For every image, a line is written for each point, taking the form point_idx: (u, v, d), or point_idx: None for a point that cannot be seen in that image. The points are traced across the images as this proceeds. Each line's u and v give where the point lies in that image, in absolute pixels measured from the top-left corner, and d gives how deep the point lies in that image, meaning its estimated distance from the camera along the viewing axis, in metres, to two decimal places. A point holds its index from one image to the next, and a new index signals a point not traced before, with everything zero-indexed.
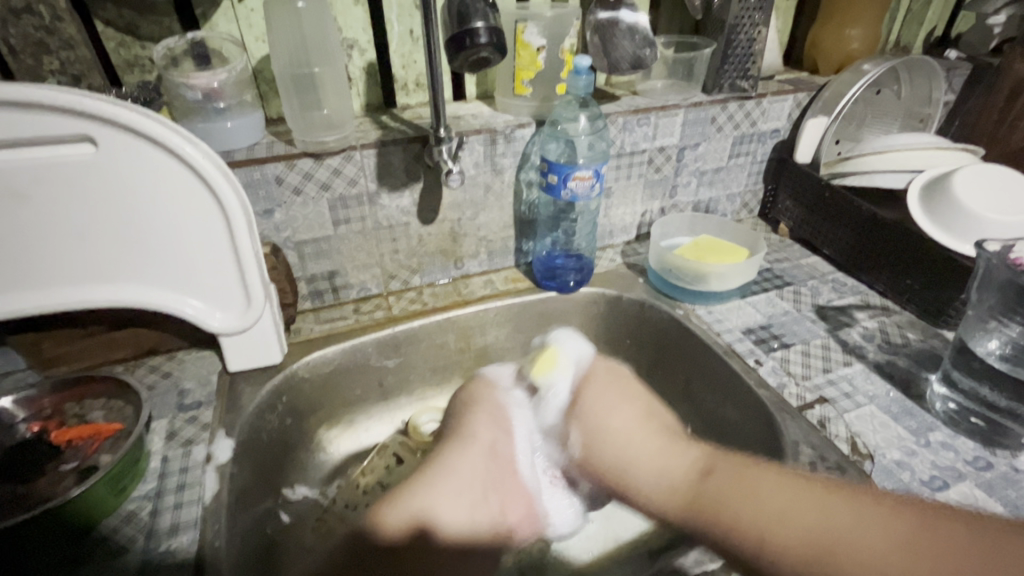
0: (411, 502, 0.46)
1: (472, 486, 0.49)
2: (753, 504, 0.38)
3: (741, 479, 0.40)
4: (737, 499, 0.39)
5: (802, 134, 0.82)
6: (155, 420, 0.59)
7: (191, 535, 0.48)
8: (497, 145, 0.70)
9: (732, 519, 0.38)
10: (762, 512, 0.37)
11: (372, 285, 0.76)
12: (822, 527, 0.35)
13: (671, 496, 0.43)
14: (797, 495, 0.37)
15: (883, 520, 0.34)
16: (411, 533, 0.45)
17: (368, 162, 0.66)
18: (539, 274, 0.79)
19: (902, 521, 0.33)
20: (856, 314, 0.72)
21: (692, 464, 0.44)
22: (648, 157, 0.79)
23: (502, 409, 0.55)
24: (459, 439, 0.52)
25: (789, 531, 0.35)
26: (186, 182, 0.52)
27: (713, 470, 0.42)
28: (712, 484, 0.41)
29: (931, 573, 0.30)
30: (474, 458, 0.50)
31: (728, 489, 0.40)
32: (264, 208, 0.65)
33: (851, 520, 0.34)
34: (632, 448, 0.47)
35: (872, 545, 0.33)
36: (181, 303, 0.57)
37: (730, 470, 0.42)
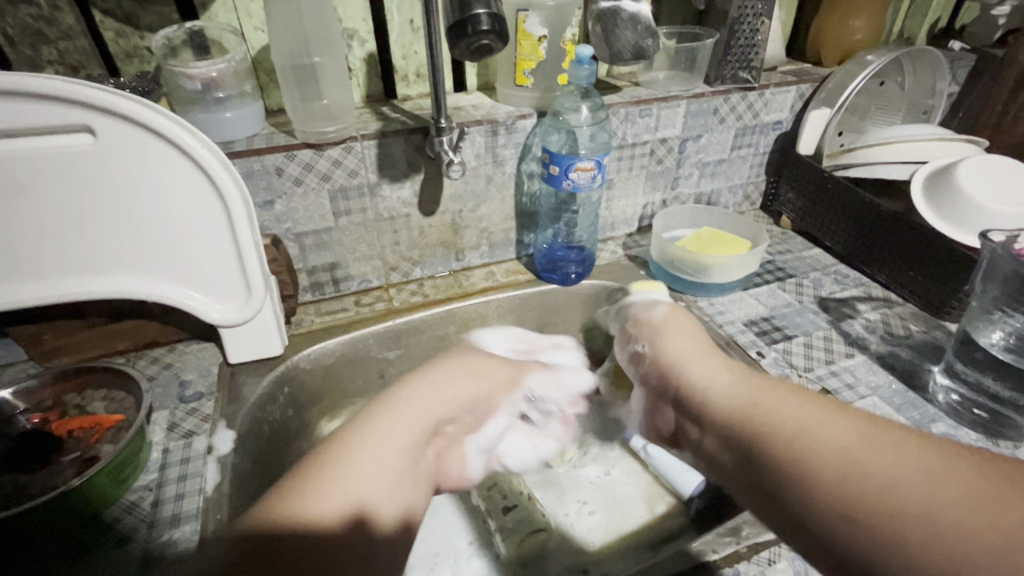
0: (342, 483, 0.41)
1: (409, 451, 0.47)
2: (785, 424, 0.37)
3: (785, 406, 0.39)
4: (772, 408, 0.39)
5: (806, 126, 0.81)
6: (157, 411, 0.59)
7: (193, 525, 0.48)
8: (498, 136, 0.69)
9: (771, 429, 0.37)
10: (796, 420, 0.37)
11: (373, 277, 0.75)
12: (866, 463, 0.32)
13: (717, 401, 0.43)
14: (836, 417, 0.36)
15: (938, 462, 0.31)
16: (346, 520, 0.39)
17: (368, 153, 0.65)
18: (540, 266, 0.79)
19: (934, 454, 0.31)
20: (858, 306, 0.72)
21: (733, 384, 0.44)
22: (650, 149, 0.78)
23: (465, 365, 0.58)
24: (389, 402, 0.50)
25: (822, 439, 0.34)
26: (186, 172, 0.52)
27: (756, 394, 0.41)
28: (758, 394, 0.41)
29: (947, 477, 0.30)
30: (420, 414, 0.50)
31: (765, 410, 0.39)
32: (265, 199, 0.64)
33: (881, 451, 0.32)
34: (690, 362, 0.49)
35: (910, 492, 0.30)
36: (181, 294, 0.57)
37: (779, 390, 0.41)
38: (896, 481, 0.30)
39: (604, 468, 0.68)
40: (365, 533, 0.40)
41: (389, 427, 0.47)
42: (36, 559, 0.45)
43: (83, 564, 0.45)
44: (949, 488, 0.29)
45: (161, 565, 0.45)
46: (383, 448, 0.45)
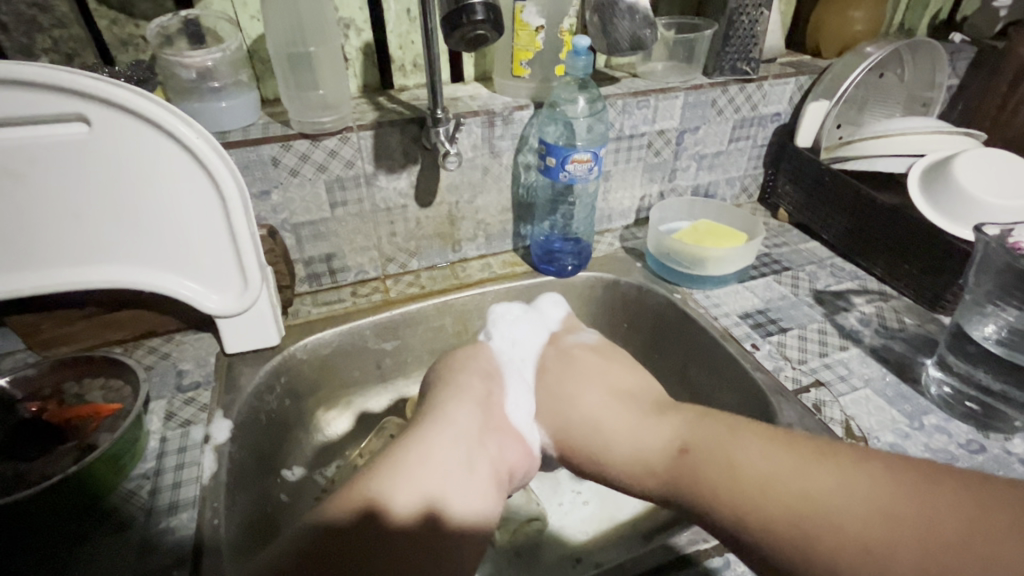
0: (372, 481, 0.43)
1: (451, 454, 0.45)
2: (736, 470, 0.39)
3: (713, 449, 0.41)
4: (721, 461, 0.40)
5: (803, 119, 0.82)
6: (154, 400, 0.59)
7: (190, 513, 0.49)
8: (495, 127, 0.69)
9: (711, 489, 0.40)
10: (748, 474, 0.38)
11: (370, 268, 0.76)
12: (805, 495, 0.35)
13: (668, 464, 0.44)
14: (784, 456, 0.38)
15: (856, 478, 0.35)
16: (362, 516, 0.41)
17: (364, 144, 0.65)
18: (536, 258, 0.79)
19: (877, 472, 0.35)
20: (853, 299, 0.72)
21: (676, 437, 0.45)
22: (647, 140, 0.78)
23: (494, 368, 0.57)
24: (438, 413, 0.49)
25: (777, 487, 0.37)
26: (183, 162, 0.52)
27: (693, 439, 0.43)
28: (705, 449, 0.42)
29: (872, 498, 0.33)
30: (461, 418, 0.49)
31: (712, 452, 0.41)
32: (260, 190, 0.64)
33: (835, 485, 0.35)
34: (623, 427, 0.49)
35: (843, 514, 0.33)
36: (177, 284, 0.57)
37: (709, 432, 0.43)
38: (828, 502, 0.34)
39: None
40: (381, 529, 0.40)
41: (433, 433, 0.47)
42: (35, 546, 0.46)
43: (82, 551, 0.46)
44: (917, 519, 0.32)
45: (159, 552, 0.46)
46: (421, 460, 0.44)
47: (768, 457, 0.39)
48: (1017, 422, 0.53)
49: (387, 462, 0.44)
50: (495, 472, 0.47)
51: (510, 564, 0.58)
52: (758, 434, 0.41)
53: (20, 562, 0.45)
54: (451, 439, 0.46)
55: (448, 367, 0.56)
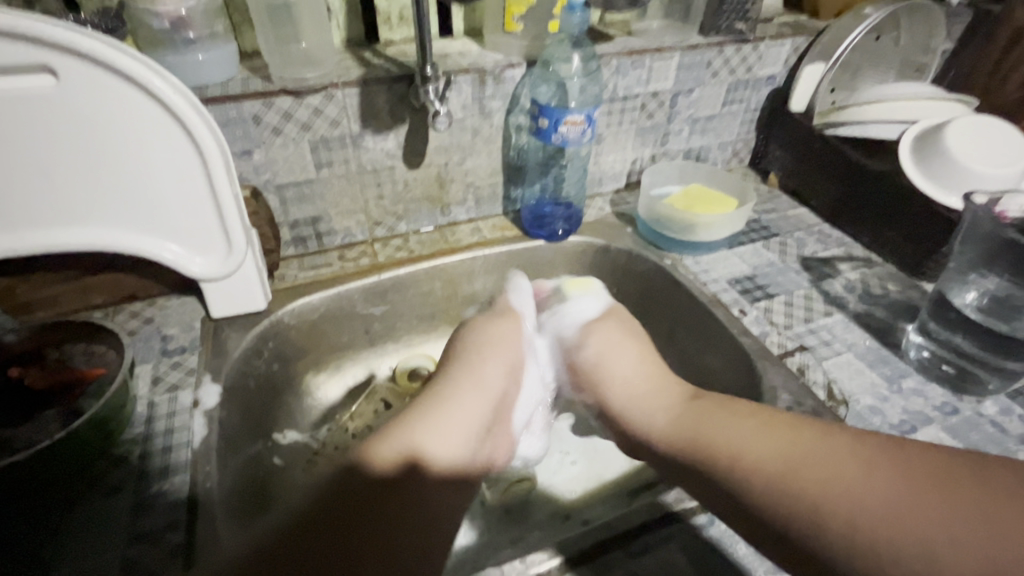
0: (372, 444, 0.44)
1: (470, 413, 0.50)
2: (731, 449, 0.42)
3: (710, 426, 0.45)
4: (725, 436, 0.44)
5: (798, 83, 0.81)
6: (139, 365, 0.58)
7: (183, 476, 0.49)
8: (486, 86, 0.67)
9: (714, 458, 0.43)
10: (750, 446, 0.42)
11: (357, 231, 0.74)
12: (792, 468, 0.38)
13: (673, 435, 0.47)
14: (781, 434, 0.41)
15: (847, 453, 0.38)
16: (402, 462, 0.43)
17: (350, 102, 0.63)
18: (527, 222, 0.78)
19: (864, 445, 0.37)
20: (839, 266, 0.73)
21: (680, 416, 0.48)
22: (640, 102, 0.76)
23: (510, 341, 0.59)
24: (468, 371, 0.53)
25: (771, 460, 0.40)
26: (160, 120, 0.49)
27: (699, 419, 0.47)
28: (707, 425, 0.45)
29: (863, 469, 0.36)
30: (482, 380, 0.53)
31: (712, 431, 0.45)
32: (242, 149, 0.62)
33: (821, 457, 0.38)
34: (638, 403, 0.52)
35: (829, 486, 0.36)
36: (159, 247, 0.56)
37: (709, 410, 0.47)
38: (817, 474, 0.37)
39: (587, 421, 0.70)
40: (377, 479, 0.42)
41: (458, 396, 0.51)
42: (25, 510, 0.45)
43: (74, 514, 0.46)
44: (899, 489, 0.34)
45: (153, 515, 0.46)
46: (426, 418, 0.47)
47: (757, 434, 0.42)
48: (991, 385, 0.55)
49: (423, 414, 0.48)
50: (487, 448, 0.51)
51: (499, 523, 0.60)
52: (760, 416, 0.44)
53: (10, 526, 0.44)
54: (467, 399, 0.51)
55: (468, 337, 0.57)
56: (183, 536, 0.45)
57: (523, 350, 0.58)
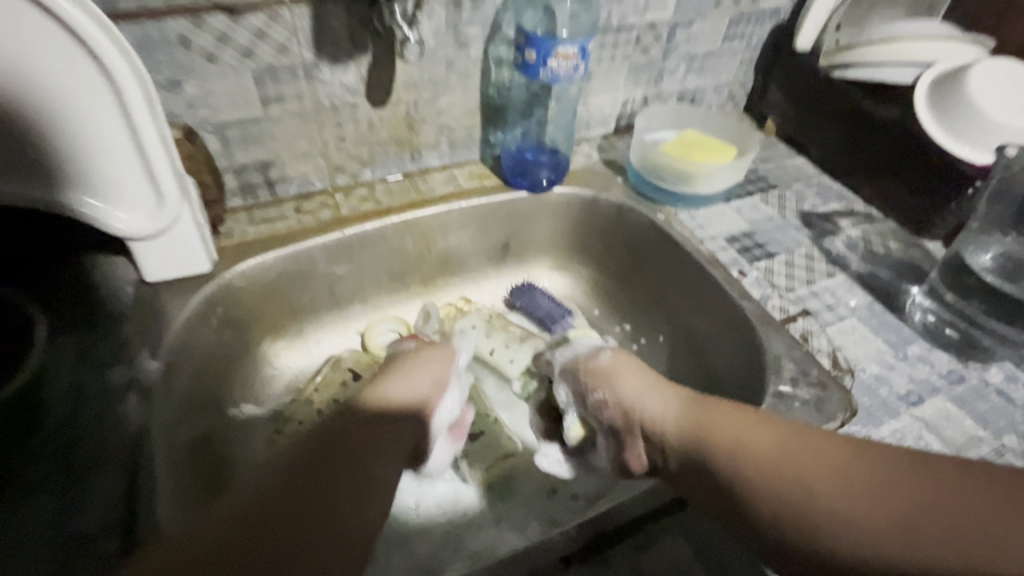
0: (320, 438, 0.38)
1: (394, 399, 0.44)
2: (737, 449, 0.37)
3: (719, 423, 0.39)
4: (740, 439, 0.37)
5: (805, 19, 0.72)
6: (61, 338, 0.50)
7: (116, 472, 0.43)
8: (462, 10, 0.57)
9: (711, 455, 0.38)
10: (745, 446, 0.37)
11: (314, 179, 0.65)
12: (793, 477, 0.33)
13: (678, 434, 0.41)
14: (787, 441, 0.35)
15: (857, 468, 0.32)
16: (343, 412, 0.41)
17: (300, 23, 0.52)
18: (507, 170, 0.69)
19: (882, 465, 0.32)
20: (840, 222, 0.69)
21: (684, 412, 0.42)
22: (636, 35, 0.68)
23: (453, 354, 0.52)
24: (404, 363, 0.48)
25: (767, 455, 0.35)
26: (50, 39, 0.39)
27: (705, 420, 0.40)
28: (702, 418, 0.40)
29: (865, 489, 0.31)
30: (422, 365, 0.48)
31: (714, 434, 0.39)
32: (169, 79, 0.51)
33: (833, 474, 0.33)
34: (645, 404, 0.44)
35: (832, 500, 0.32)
36: (71, 200, 0.46)
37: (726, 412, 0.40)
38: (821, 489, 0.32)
39: None
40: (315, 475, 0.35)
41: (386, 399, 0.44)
42: None
43: None
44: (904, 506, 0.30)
45: (81, 517, 0.40)
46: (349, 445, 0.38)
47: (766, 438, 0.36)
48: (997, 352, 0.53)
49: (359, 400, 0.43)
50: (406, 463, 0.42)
51: (482, 501, 0.56)
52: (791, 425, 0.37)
53: None
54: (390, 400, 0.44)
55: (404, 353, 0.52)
56: (118, 541, 0.39)
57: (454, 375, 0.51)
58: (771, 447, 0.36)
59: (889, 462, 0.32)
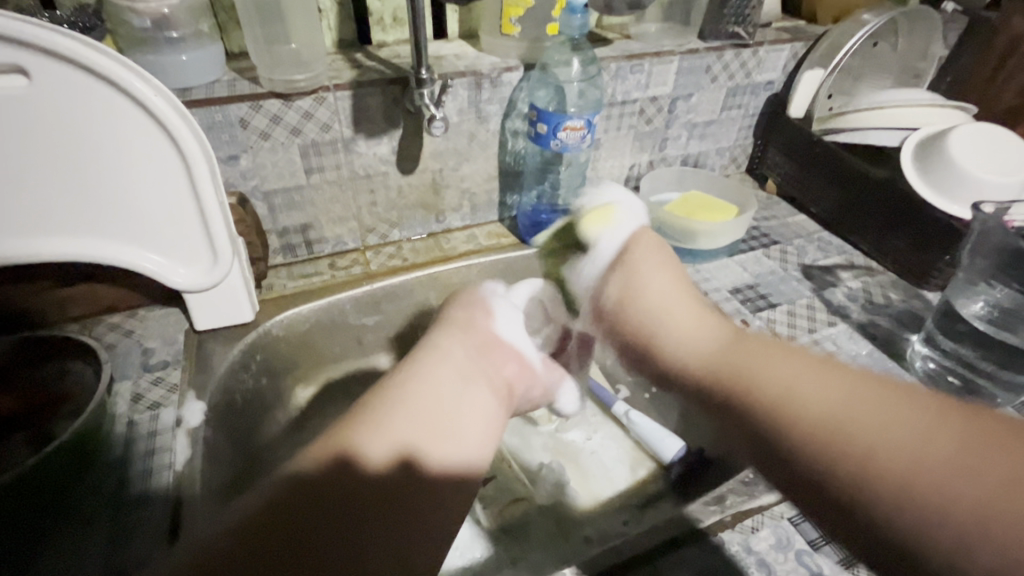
0: (387, 424, 0.39)
1: (442, 387, 0.43)
2: (774, 390, 0.37)
3: (763, 361, 0.40)
4: (767, 370, 0.39)
5: (796, 88, 0.79)
6: (118, 382, 0.54)
7: (170, 473, 0.48)
8: (482, 90, 0.65)
9: (749, 384, 0.39)
10: (784, 379, 0.37)
11: (348, 239, 0.71)
12: (831, 419, 0.33)
13: (704, 364, 0.43)
14: (862, 390, 0.34)
15: (896, 407, 0.32)
16: (385, 462, 0.37)
17: (342, 105, 0.60)
18: (524, 230, 0.76)
19: (924, 415, 0.31)
20: (841, 274, 0.72)
21: (738, 342, 0.43)
22: (639, 107, 0.75)
23: (479, 337, 0.52)
24: (427, 346, 0.49)
25: (812, 401, 0.35)
26: (139, 123, 0.47)
27: (747, 349, 0.42)
28: (746, 348, 0.42)
29: (921, 430, 0.30)
30: (441, 365, 0.46)
31: (759, 372, 0.39)
32: (228, 154, 0.59)
33: (898, 436, 0.30)
34: (679, 319, 0.49)
35: (867, 432, 0.31)
36: (139, 257, 0.53)
37: (775, 348, 0.41)
38: (848, 419, 0.33)
39: (586, 434, 0.68)
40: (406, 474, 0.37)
41: (422, 382, 0.44)
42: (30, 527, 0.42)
43: (50, 544, 0.42)
44: (947, 453, 0.29)
45: (138, 523, 0.44)
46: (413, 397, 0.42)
47: (807, 380, 0.36)
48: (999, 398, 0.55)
49: (358, 410, 0.42)
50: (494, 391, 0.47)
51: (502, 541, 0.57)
52: (830, 366, 0.37)
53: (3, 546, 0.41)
54: (454, 398, 0.43)
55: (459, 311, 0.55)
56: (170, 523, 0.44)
57: (484, 341, 0.52)
58: (813, 389, 0.36)
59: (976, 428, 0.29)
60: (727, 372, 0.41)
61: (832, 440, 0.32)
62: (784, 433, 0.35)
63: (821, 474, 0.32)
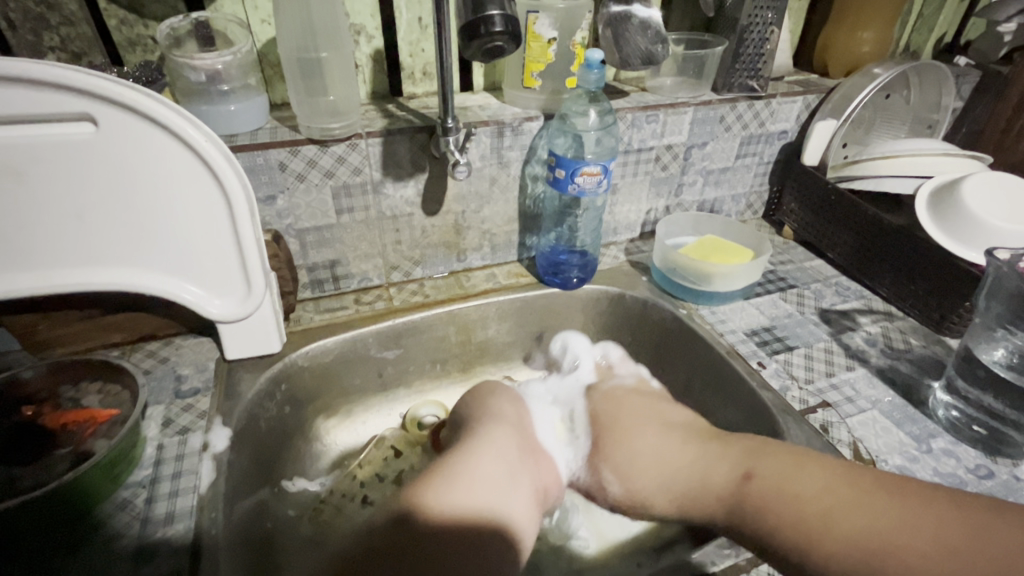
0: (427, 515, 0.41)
1: (496, 483, 0.45)
2: (799, 503, 0.42)
3: (776, 473, 0.45)
4: (787, 484, 0.44)
5: (811, 137, 0.81)
6: (151, 406, 0.57)
7: (192, 497, 0.49)
8: (505, 138, 0.69)
9: (782, 515, 0.43)
10: (808, 497, 0.42)
11: (373, 276, 0.75)
12: (869, 536, 0.39)
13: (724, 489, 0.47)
14: (867, 492, 0.41)
15: (910, 512, 0.39)
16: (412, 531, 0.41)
17: (373, 151, 0.65)
18: (542, 270, 0.79)
19: (924, 510, 0.39)
20: (859, 318, 0.72)
21: (741, 463, 0.47)
22: (654, 155, 0.78)
23: (517, 418, 0.55)
24: (477, 434, 0.50)
25: (841, 519, 0.40)
26: (188, 164, 0.51)
27: (758, 466, 0.46)
28: (754, 463, 0.46)
29: (915, 522, 0.39)
30: (496, 451, 0.48)
31: (775, 487, 0.44)
32: (267, 194, 0.64)
33: (914, 533, 0.38)
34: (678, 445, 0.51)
35: (903, 543, 0.38)
36: (180, 288, 0.57)
37: (776, 457, 0.46)
38: (885, 534, 0.39)
39: None
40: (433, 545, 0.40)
41: (487, 465, 0.46)
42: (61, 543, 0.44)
43: (76, 561, 0.44)
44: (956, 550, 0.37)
45: (159, 545, 0.45)
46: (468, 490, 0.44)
47: (828, 490, 0.42)
48: None
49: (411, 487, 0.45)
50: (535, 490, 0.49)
51: None
52: (839, 471, 0.43)
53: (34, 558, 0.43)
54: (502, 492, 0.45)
55: (485, 392, 0.57)
56: (187, 544, 0.46)
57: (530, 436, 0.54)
58: (838, 502, 0.41)
59: (958, 517, 0.38)
60: (744, 493, 0.45)
61: (869, 557, 0.38)
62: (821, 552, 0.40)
63: None
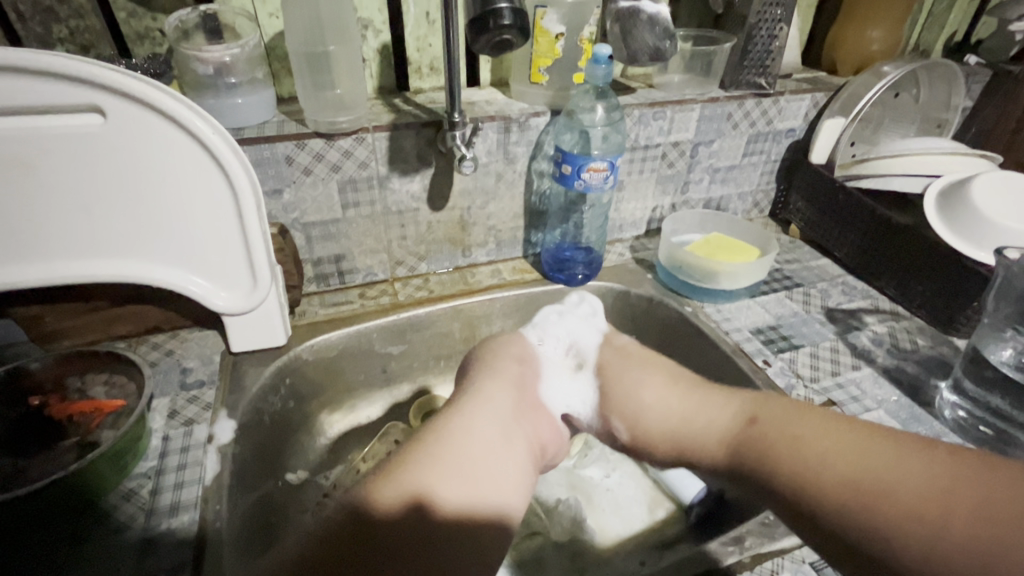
0: (410, 476, 0.40)
1: (490, 446, 0.45)
2: (797, 448, 0.41)
3: (780, 423, 0.44)
4: (785, 434, 0.42)
5: (818, 135, 0.80)
6: (157, 398, 0.57)
7: (197, 488, 0.49)
8: (511, 133, 0.68)
9: (775, 459, 0.41)
10: (802, 445, 0.41)
11: (378, 271, 0.75)
12: (858, 476, 0.36)
13: (728, 438, 0.46)
14: (868, 440, 0.39)
15: (912, 460, 0.36)
16: (405, 510, 0.38)
17: (379, 145, 0.64)
18: (547, 266, 0.78)
19: (929, 460, 0.36)
20: (865, 318, 0.72)
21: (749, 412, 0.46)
22: (661, 152, 0.77)
23: (518, 377, 0.54)
24: (476, 392, 0.50)
25: (834, 463, 0.38)
26: (194, 156, 0.51)
27: (762, 414, 0.45)
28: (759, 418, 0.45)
29: (918, 468, 0.35)
30: (491, 409, 0.48)
31: (776, 433, 0.43)
32: (273, 188, 0.64)
33: (913, 478, 0.35)
34: (693, 399, 0.51)
35: (898, 485, 0.35)
36: (186, 280, 0.57)
37: (784, 413, 0.45)
38: (877, 475, 0.36)
39: (604, 470, 0.68)
40: (427, 521, 0.38)
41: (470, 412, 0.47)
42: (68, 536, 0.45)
43: (81, 551, 0.44)
44: (960, 495, 0.33)
45: (163, 536, 0.46)
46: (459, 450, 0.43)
47: (826, 438, 0.40)
48: None
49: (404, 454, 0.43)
50: (531, 448, 0.49)
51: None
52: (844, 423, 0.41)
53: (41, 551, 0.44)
54: (494, 453, 0.44)
55: (489, 350, 0.58)
56: (191, 535, 0.46)
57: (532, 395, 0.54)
58: (831, 448, 0.39)
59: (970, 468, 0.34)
60: (744, 439, 0.45)
61: (857, 496, 0.36)
62: (810, 498, 0.38)
63: (858, 527, 0.35)
